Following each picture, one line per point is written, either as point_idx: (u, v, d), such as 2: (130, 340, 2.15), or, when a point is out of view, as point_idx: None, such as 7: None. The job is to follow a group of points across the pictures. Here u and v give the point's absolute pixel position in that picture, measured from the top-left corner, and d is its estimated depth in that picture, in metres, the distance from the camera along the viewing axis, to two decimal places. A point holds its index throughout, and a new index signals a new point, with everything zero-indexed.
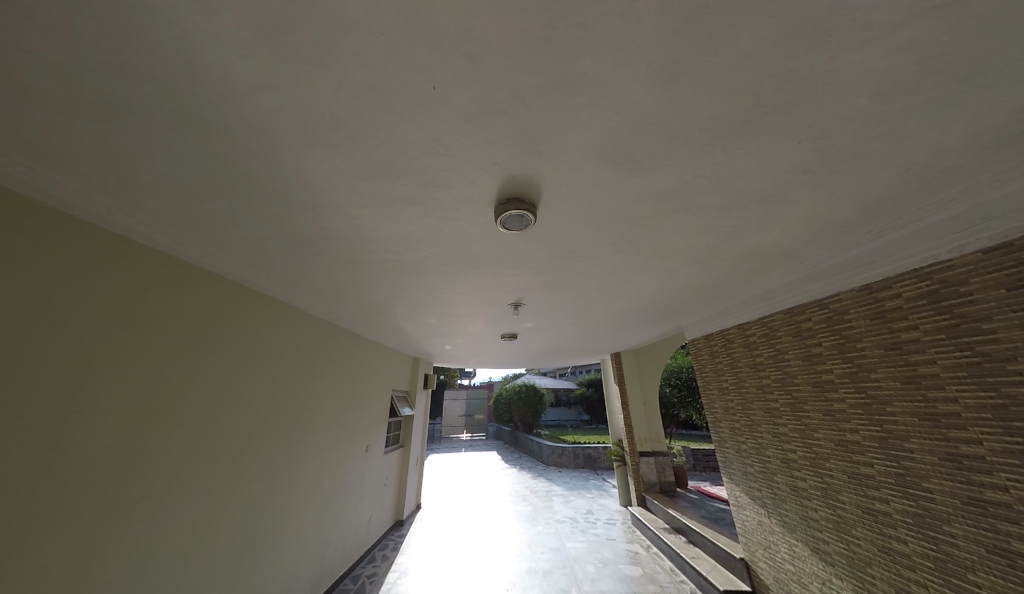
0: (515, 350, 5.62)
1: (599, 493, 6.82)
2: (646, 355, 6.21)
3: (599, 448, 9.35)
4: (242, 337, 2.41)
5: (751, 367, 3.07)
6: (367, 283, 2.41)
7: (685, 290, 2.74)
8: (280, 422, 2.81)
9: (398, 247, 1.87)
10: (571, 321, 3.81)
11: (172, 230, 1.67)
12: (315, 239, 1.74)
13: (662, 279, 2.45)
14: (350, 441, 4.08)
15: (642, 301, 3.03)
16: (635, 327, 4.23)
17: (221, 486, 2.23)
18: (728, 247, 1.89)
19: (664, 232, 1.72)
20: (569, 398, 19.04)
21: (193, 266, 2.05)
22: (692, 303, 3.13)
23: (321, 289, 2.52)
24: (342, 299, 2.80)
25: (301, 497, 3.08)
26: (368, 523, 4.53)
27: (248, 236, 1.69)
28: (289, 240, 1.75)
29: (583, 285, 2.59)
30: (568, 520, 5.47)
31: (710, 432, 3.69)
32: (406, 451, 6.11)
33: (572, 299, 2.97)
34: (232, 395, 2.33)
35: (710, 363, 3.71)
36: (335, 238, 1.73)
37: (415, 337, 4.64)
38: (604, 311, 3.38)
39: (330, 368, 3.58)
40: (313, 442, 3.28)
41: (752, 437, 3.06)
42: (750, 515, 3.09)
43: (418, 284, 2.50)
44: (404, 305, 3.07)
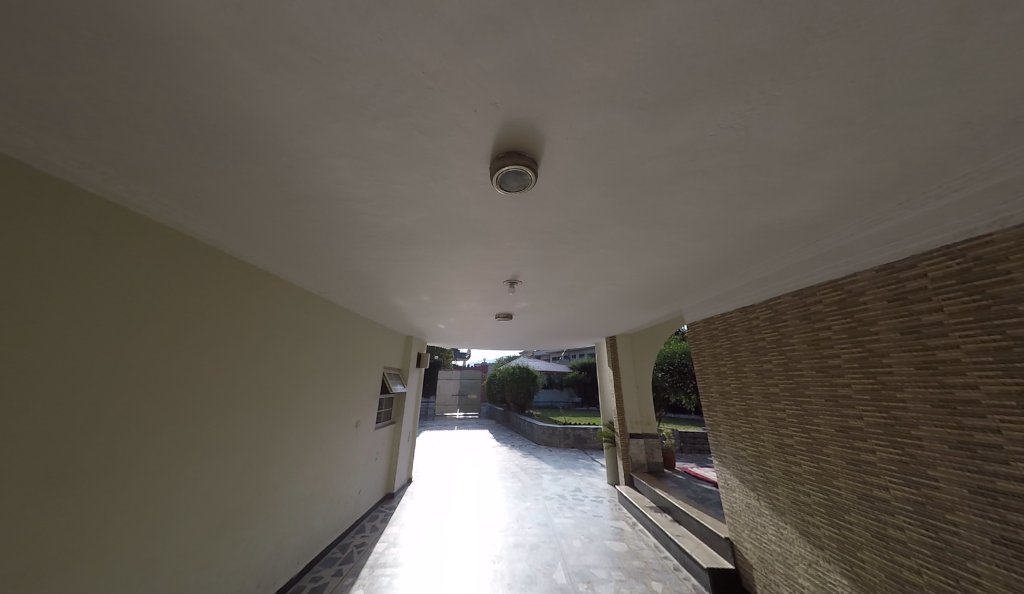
0: (509, 330, 5.54)
1: (587, 472, 6.97)
2: (642, 339, 6.17)
3: (589, 430, 9.52)
4: (218, 306, 2.26)
5: (752, 350, 3.02)
6: (353, 251, 2.25)
7: (688, 270, 2.63)
8: (264, 395, 2.71)
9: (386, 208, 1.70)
10: (567, 300, 3.70)
11: (125, 181, 1.48)
12: (291, 196, 1.57)
13: (666, 256, 2.33)
14: (339, 416, 4.02)
15: (643, 280, 2.92)
16: (633, 310, 4.14)
17: (199, 459, 2.16)
18: (742, 219, 1.76)
19: (676, 198, 1.58)
20: (561, 380, 19.30)
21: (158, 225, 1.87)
22: (695, 284, 3.02)
23: (304, 256, 2.36)
24: (327, 269, 2.64)
25: (285, 472, 3.02)
26: (358, 495, 4.57)
27: (215, 188, 1.52)
28: (261, 196, 1.57)
29: (582, 261, 2.46)
30: (556, 496, 5.58)
31: (703, 416, 3.69)
32: (399, 428, 6.11)
33: (571, 278, 2.85)
34: (210, 367, 2.21)
35: (708, 347, 3.66)
36: (313, 197, 1.56)
37: (407, 315, 4.50)
38: (603, 291, 3.27)
39: (316, 341, 3.46)
40: (298, 417, 3.20)
41: (747, 421, 3.05)
42: (738, 497, 3.12)
43: (407, 255, 2.35)
44: (395, 278, 2.93)
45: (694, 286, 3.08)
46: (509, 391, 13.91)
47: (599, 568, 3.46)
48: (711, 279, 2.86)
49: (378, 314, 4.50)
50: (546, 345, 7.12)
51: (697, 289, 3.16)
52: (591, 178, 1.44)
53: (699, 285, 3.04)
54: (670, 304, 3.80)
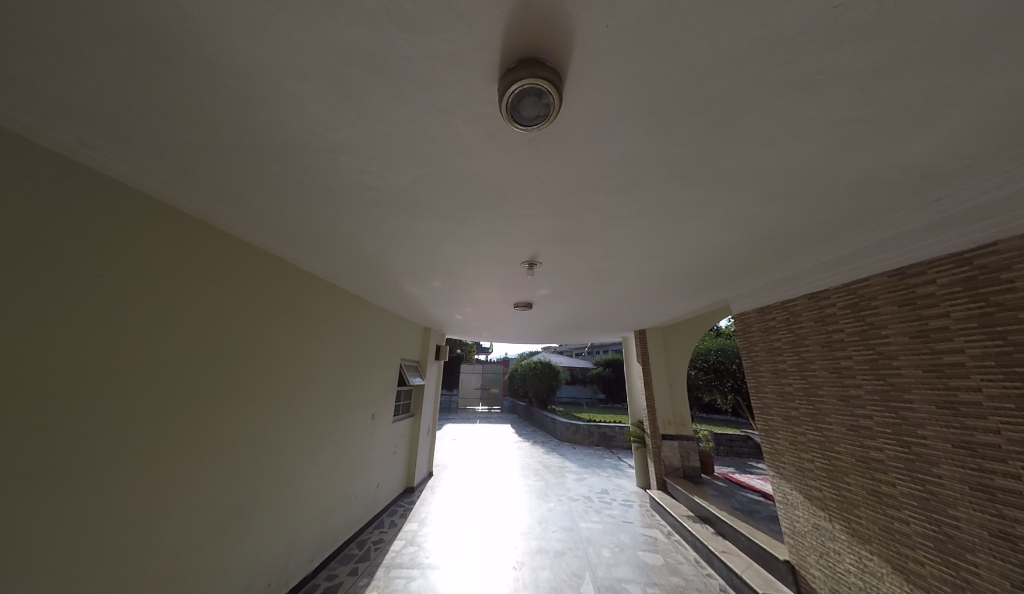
0: (529, 322, 5.23)
1: (614, 472, 6.56)
2: (674, 333, 5.64)
3: (614, 428, 9.07)
4: (210, 290, 2.09)
5: (824, 344, 2.50)
6: (354, 224, 2.02)
7: (745, 244, 2.18)
8: (267, 387, 2.56)
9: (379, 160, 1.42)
10: (593, 286, 3.32)
11: (80, 128, 1.28)
12: (267, 145, 1.32)
13: (718, 227, 1.92)
14: (352, 408, 3.88)
15: (686, 260, 2.49)
16: (668, 298, 3.69)
17: (196, 454, 2.00)
18: (839, 165, 1.32)
19: (749, 135, 1.18)
20: (583, 376, 18.79)
21: (131, 192, 1.69)
22: (749, 265, 2.55)
23: (302, 232, 2.15)
24: (332, 248, 2.44)
25: (295, 466, 2.89)
26: (376, 489, 4.47)
27: (179, 138, 1.31)
28: (234, 145, 1.33)
29: (615, 236, 2.08)
30: (581, 498, 5.24)
31: (754, 420, 3.19)
32: (417, 421, 6.00)
33: (600, 257, 2.48)
34: (204, 356, 2.06)
35: (761, 339, 3.15)
36: (290, 146, 1.32)
37: (422, 304, 4.32)
38: (636, 275, 2.89)
39: (325, 329, 3.31)
40: (307, 410, 3.05)
41: (815, 428, 2.55)
42: (802, 515, 2.63)
43: (414, 229, 2.08)
44: (404, 260, 2.70)
45: (748, 267, 2.61)
46: (531, 386, 13.65)
47: (632, 582, 3.09)
48: (769, 258, 2.39)
49: (393, 303, 4.34)
50: (569, 338, 6.75)
51: (751, 270, 2.69)
52: (634, 104, 1.07)
53: (753, 265, 2.57)
54: (713, 291, 3.33)
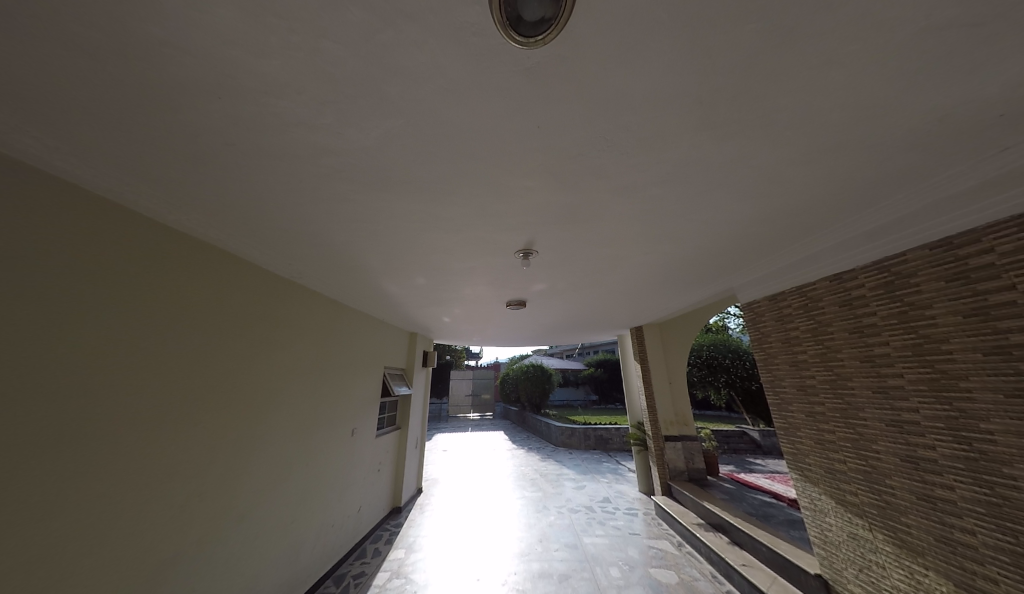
0: (522, 322, 4.94)
1: (615, 478, 6.27)
2: (672, 329, 5.45)
3: (611, 431, 8.85)
4: (129, 292, 1.70)
5: (852, 330, 2.29)
6: (315, 202, 1.69)
7: (762, 220, 1.97)
8: (214, 407, 2.17)
9: (334, 105, 1.11)
10: (591, 280, 3.06)
11: None
12: (181, 75, 1.00)
13: (740, 196, 1.69)
14: (327, 423, 3.48)
15: (695, 244, 2.27)
16: (670, 290, 3.47)
17: (107, 499, 1.60)
18: (895, 98, 1.11)
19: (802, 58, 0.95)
20: (575, 377, 18.63)
21: (7, 162, 1.32)
22: (764, 245, 2.34)
23: (252, 214, 1.80)
24: (293, 237, 2.09)
25: (252, 498, 2.48)
26: (357, 514, 4.04)
27: (61, 73, 1.01)
28: (136, 75, 1.00)
29: (623, 214, 1.82)
30: (582, 509, 4.93)
31: (772, 418, 2.96)
32: (404, 433, 5.58)
33: (602, 243, 2.22)
34: (120, 374, 1.66)
35: (775, 329, 2.93)
36: (212, 85, 1.04)
37: (406, 305, 3.99)
38: (639, 263, 2.64)
39: (292, 336, 2.92)
40: (268, 431, 2.64)
41: (846, 425, 2.33)
42: (834, 523, 2.40)
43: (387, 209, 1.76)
44: (380, 253, 2.37)
45: (762, 248, 2.39)
46: (524, 391, 13.30)
47: None
48: (788, 235, 2.18)
49: (373, 305, 3.99)
50: (563, 339, 6.49)
51: (765, 251, 2.47)
52: (670, 6, 0.81)
53: (768, 245, 2.36)
54: (721, 279, 3.10)
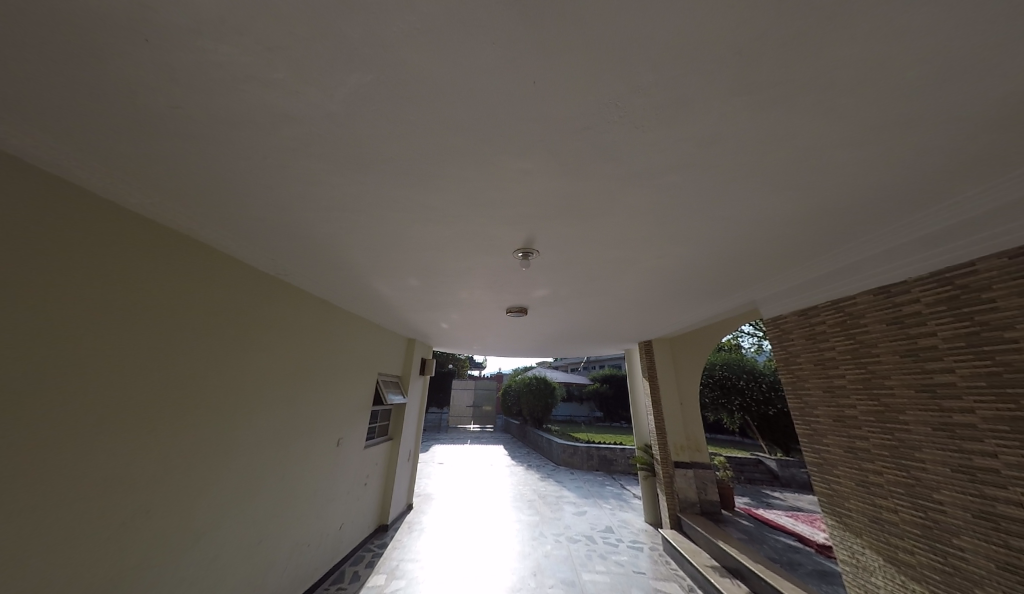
0: (523, 331, 4.69)
1: (618, 504, 5.84)
2: (684, 345, 5.11)
3: (615, 451, 8.39)
4: (80, 280, 1.54)
5: (905, 355, 1.99)
6: (285, 189, 1.48)
7: (802, 219, 1.71)
8: (174, 414, 1.96)
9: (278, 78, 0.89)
10: (596, 287, 2.82)
11: None
12: (86, 15, 0.79)
13: (781, 188, 1.44)
14: (309, 433, 3.25)
15: (714, 248, 2.02)
16: (684, 302, 3.19)
17: (27, 521, 1.38)
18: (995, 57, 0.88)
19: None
20: (580, 392, 18.13)
21: None
22: (799, 250, 2.07)
23: (219, 200, 1.61)
24: (269, 229, 1.90)
25: (215, 517, 2.24)
26: (337, 532, 3.76)
27: None
28: (41, 18, 0.80)
29: (639, 207, 1.58)
30: (582, 538, 4.53)
31: (802, 452, 2.64)
32: (396, 445, 5.29)
33: (613, 242, 1.97)
34: (69, 369, 1.51)
35: (807, 350, 2.64)
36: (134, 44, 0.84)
37: (401, 309, 3.79)
38: (653, 268, 2.38)
39: (274, 335, 2.74)
40: (239, 441, 2.43)
41: (898, 467, 2.00)
42: (883, 584, 2.06)
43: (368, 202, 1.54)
44: (367, 249, 2.16)
45: (796, 254, 2.12)
46: (525, 404, 12.88)
47: None
48: (830, 239, 1.91)
49: (367, 308, 3.80)
50: (568, 351, 6.19)
51: (799, 259, 2.19)
52: None
53: (804, 251, 2.08)
54: (744, 290, 2.82)
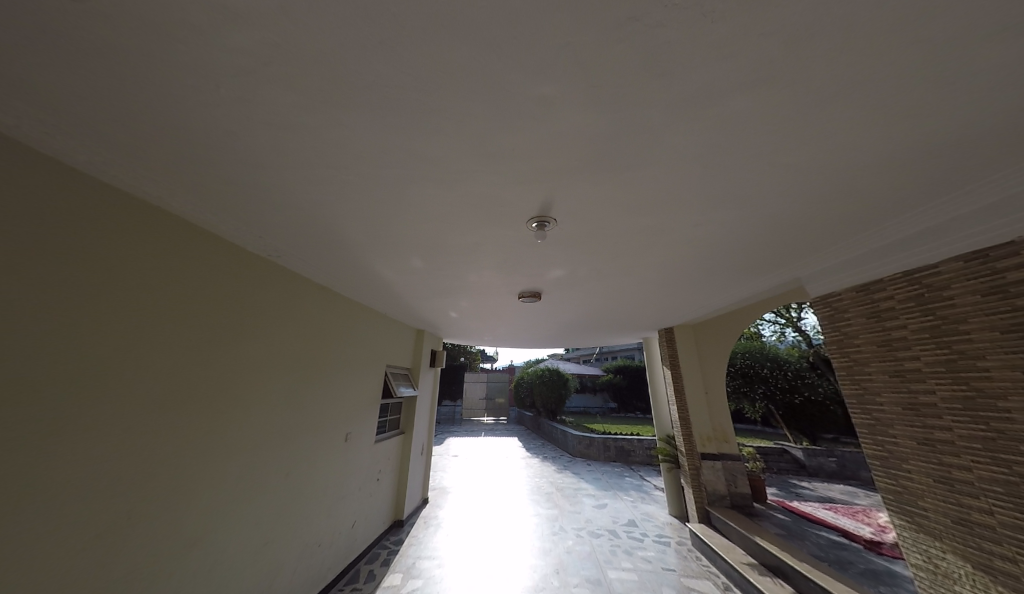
0: (536, 320, 4.48)
1: (639, 497, 5.62)
2: (708, 330, 4.77)
3: (633, 442, 8.16)
4: (50, 254, 1.40)
5: (1009, 332, 1.67)
6: (272, 134, 1.30)
7: (883, 159, 1.42)
8: (162, 406, 1.83)
9: None
10: (617, 265, 2.57)
11: None
12: None
13: (873, 109, 1.15)
14: (314, 425, 3.14)
15: (758, 205, 1.76)
16: (714, 280, 2.90)
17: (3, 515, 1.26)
18: None
19: None
20: (593, 383, 17.92)
21: None
22: (867, 204, 1.76)
23: (203, 153, 1.44)
24: (261, 192, 1.73)
25: (216, 513, 2.14)
26: (350, 529, 3.66)
27: None
28: None
29: (686, 148, 1.32)
30: (605, 533, 4.32)
31: (862, 444, 2.34)
32: (408, 439, 5.18)
33: (645, 202, 1.72)
34: (44, 355, 1.38)
35: (867, 329, 2.31)
36: None
37: (409, 297, 3.62)
38: (687, 236, 2.11)
39: (268, 324, 2.59)
40: (237, 434, 2.30)
41: (997, 463, 1.70)
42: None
43: (365, 148, 1.34)
44: (370, 220, 1.98)
45: (862, 211, 1.82)
46: (538, 395, 12.74)
47: None
48: (900, 187, 1.62)
49: (373, 296, 3.64)
50: (583, 340, 5.94)
51: (864, 216, 1.88)
52: None
53: (873, 206, 1.78)
54: (788, 263, 2.51)
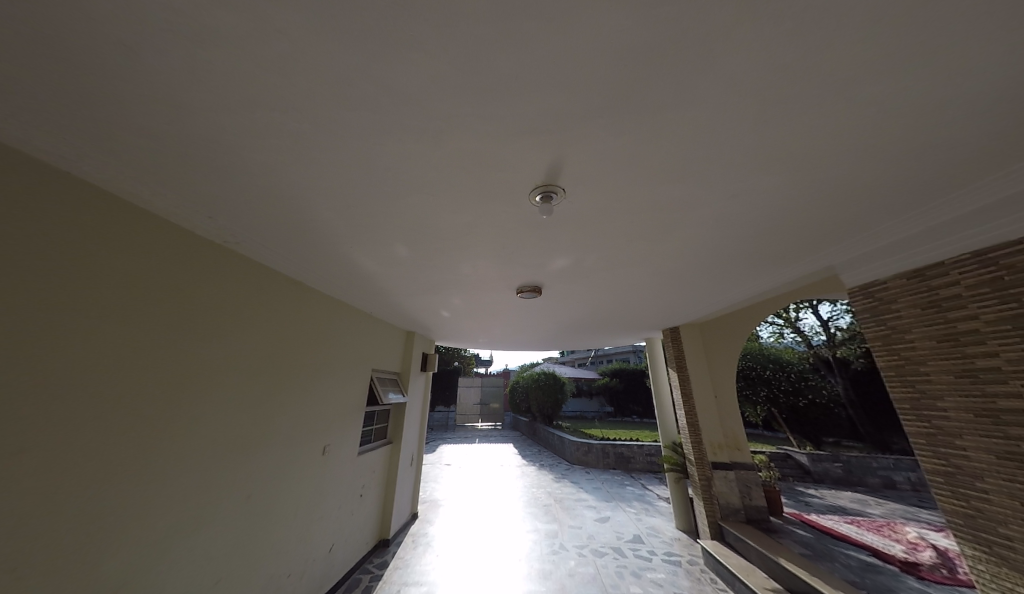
0: (534, 319, 4.16)
1: (643, 509, 5.27)
2: (715, 329, 4.49)
3: (634, 448, 7.81)
4: None
5: None
6: (190, 55, 1.00)
7: (963, 99, 1.16)
8: (66, 417, 1.47)
9: None
10: (628, 252, 2.27)
11: None
12: None
13: (985, 13, 0.87)
14: (284, 435, 2.76)
15: (800, 169, 1.49)
16: (731, 271, 2.63)
17: None
18: None
19: None
20: (590, 387, 17.60)
21: None
22: (928, 166, 1.50)
23: (99, 74, 1.08)
24: (194, 139, 1.37)
25: (145, 546, 1.76)
26: (325, 554, 3.24)
27: None
28: None
29: (738, 73, 1.02)
30: (608, 551, 3.96)
31: (919, 456, 2.09)
32: (396, 448, 4.77)
33: (676, 161, 1.40)
34: None
35: (924, 323, 2.06)
36: None
37: (394, 292, 3.28)
38: (715, 212, 1.81)
39: (223, 318, 2.23)
40: (178, 448, 1.94)
41: None
42: None
43: (317, 62, 1.00)
44: (337, 186, 1.63)
45: (920, 175, 1.55)
46: (534, 400, 12.36)
47: None
48: (965, 144, 1.37)
49: (353, 291, 3.29)
50: (582, 341, 5.61)
51: (921, 183, 1.62)
52: None
53: (930, 169, 1.52)
54: (820, 246, 2.24)
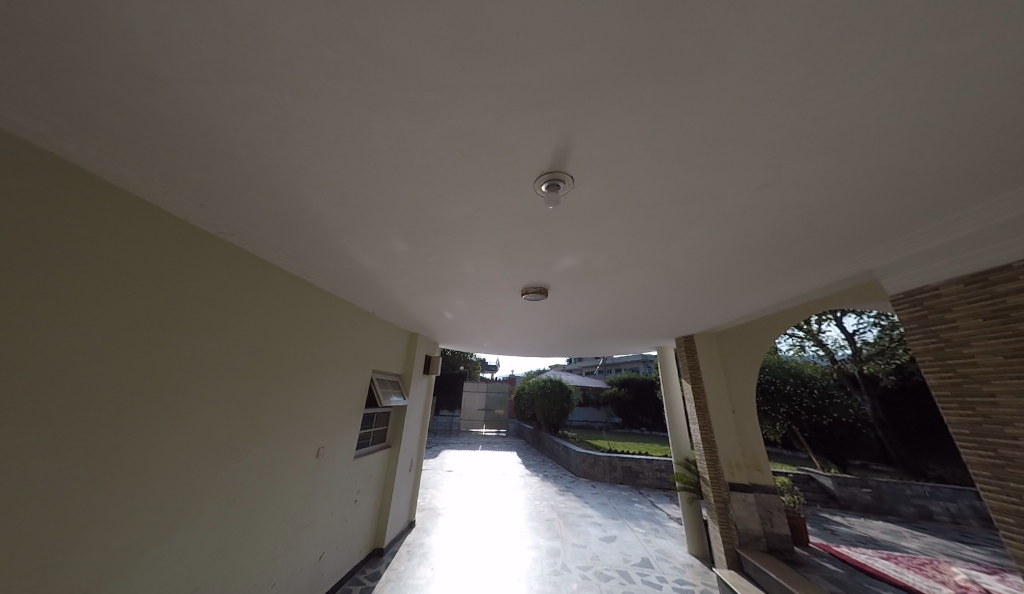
0: (539, 323, 3.98)
1: (653, 529, 4.95)
2: (733, 339, 4.21)
3: (643, 462, 7.45)
4: None
5: None
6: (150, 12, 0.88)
7: None
8: (33, 414, 1.37)
9: None
10: (641, 250, 2.09)
11: None
12: None
13: None
14: (274, 438, 2.64)
15: (845, 153, 1.30)
16: (755, 274, 2.41)
17: None
18: None
19: None
20: (597, 397, 17.17)
21: None
22: (994, 150, 1.30)
23: (51, 34, 0.96)
24: (171, 117, 1.26)
25: (117, 555, 1.64)
26: (315, 563, 3.09)
27: None
28: None
29: (788, 29, 0.85)
30: (614, 575, 3.68)
31: (982, 489, 1.86)
32: (394, 453, 4.61)
33: (702, 142, 1.23)
34: None
35: (989, 337, 1.84)
36: None
37: (394, 291, 3.16)
38: (743, 205, 1.61)
39: (214, 313, 2.14)
40: (159, 450, 1.83)
41: None
42: None
43: (288, 18, 0.86)
44: (325, 172, 1.50)
45: (982, 161, 1.36)
46: (539, 408, 12.07)
47: None
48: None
49: (353, 289, 3.19)
50: (590, 348, 5.38)
51: (983, 171, 1.42)
52: None
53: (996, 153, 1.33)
54: (856, 244, 2.05)
